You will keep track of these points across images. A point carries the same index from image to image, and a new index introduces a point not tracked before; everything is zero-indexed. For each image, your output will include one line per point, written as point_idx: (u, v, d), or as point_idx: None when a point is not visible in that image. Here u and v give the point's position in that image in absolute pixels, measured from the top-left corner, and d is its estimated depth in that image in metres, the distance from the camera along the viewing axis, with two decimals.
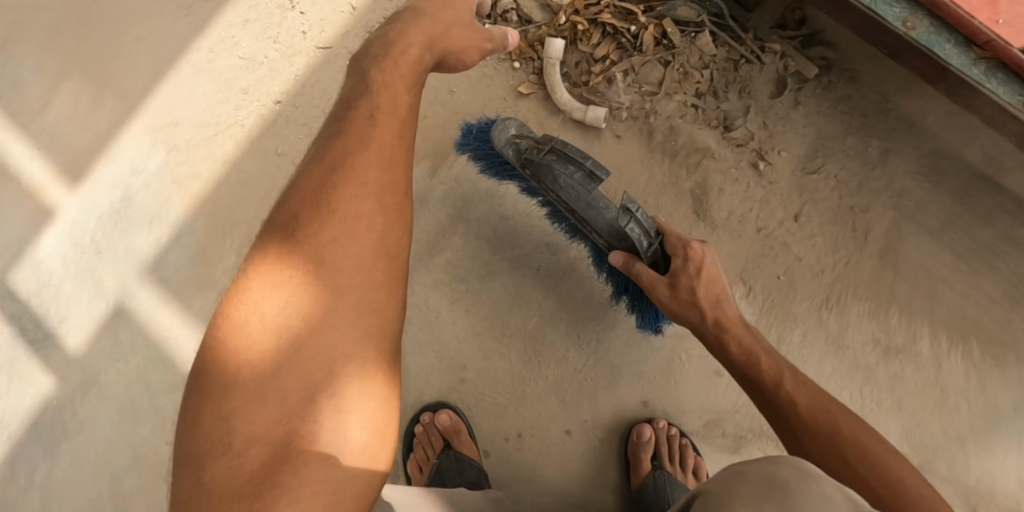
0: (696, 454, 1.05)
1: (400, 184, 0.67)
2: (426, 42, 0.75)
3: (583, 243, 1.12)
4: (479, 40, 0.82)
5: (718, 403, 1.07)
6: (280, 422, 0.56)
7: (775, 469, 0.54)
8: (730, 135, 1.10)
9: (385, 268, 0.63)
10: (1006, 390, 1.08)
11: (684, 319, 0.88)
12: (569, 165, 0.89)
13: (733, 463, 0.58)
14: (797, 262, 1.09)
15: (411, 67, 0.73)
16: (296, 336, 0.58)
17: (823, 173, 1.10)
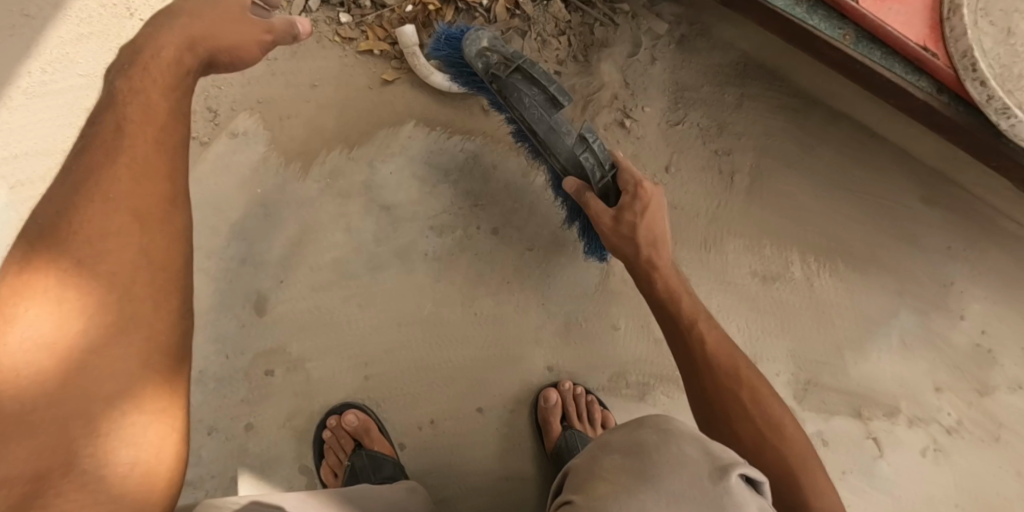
0: (602, 408, 1.09)
1: (166, 192, 0.68)
2: (183, 42, 0.75)
3: (467, 221, 1.12)
4: (255, 32, 0.80)
5: (620, 356, 1.11)
6: (30, 456, 0.55)
7: (639, 435, 0.65)
8: (594, 97, 1.12)
9: (145, 285, 0.64)
10: (875, 299, 1.18)
11: (620, 251, 0.94)
12: (534, 84, 0.91)
13: (605, 434, 0.69)
14: (674, 210, 1.14)
15: (165, 69, 0.74)
16: (46, 368, 0.57)
17: (687, 123, 1.15)
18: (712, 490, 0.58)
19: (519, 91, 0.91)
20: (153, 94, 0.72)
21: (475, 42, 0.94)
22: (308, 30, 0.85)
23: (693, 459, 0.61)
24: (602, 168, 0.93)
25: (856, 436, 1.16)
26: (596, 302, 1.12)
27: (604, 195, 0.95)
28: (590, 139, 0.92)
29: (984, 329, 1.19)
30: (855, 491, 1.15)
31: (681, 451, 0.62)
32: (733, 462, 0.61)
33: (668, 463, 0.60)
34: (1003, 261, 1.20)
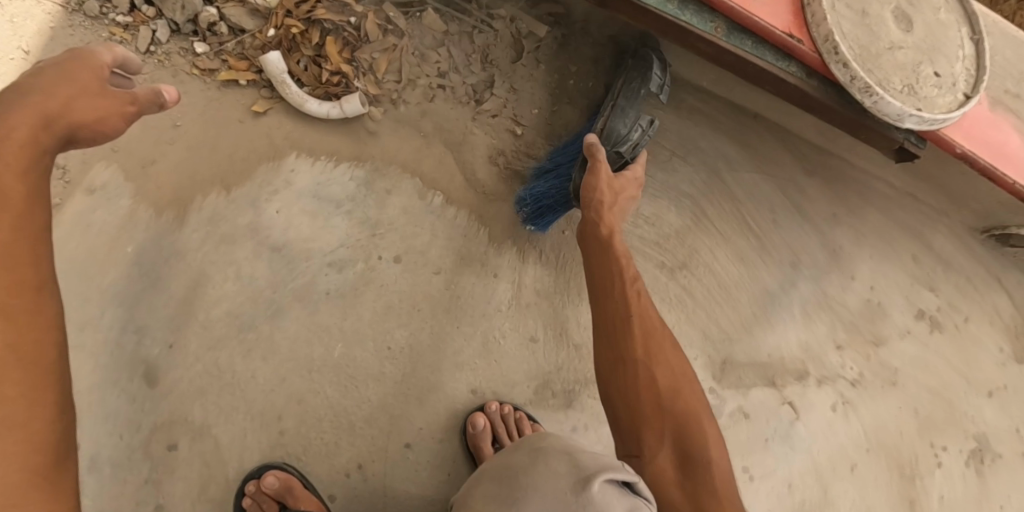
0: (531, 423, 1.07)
1: (30, 278, 0.56)
2: (39, 121, 0.61)
3: (367, 251, 1.06)
4: (118, 103, 0.68)
5: (542, 366, 1.10)
6: None
7: (519, 460, 0.76)
8: (483, 107, 1.09)
9: (21, 384, 0.54)
10: (773, 271, 1.24)
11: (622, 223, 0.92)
12: (624, 118, 1.02)
13: (504, 460, 0.79)
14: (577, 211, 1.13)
15: (20, 151, 0.58)
16: None
17: (579, 123, 1.14)
18: (571, 503, 0.67)
19: (629, 79, 1.03)
20: (6, 181, 0.57)
21: (654, 46, 1.07)
22: (175, 96, 0.73)
23: (560, 475, 0.72)
24: (631, 148, 1.02)
25: (773, 405, 1.22)
26: (511, 317, 1.09)
27: (613, 159, 1.01)
28: (640, 125, 1.02)
29: (871, 286, 1.30)
30: (779, 456, 1.21)
31: (551, 470, 0.72)
32: (595, 471, 0.70)
33: (537, 484, 0.71)
34: (879, 221, 1.31)
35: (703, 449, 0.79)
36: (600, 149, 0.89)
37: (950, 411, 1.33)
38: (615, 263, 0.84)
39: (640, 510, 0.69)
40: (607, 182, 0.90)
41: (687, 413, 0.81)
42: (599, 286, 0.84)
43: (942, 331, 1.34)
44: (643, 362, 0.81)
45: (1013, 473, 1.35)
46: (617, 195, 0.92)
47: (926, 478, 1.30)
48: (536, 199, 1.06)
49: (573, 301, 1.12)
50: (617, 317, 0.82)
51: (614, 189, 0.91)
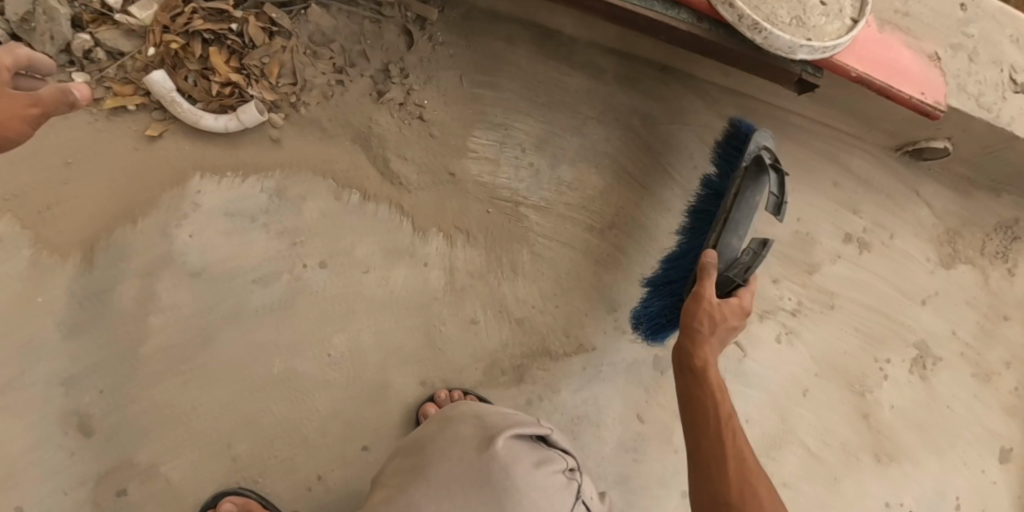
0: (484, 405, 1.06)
1: None
2: None
3: (291, 261, 1.04)
4: (13, 104, 0.66)
5: (487, 347, 1.10)
6: None
7: (426, 432, 0.83)
8: (387, 97, 1.07)
9: None
10: None
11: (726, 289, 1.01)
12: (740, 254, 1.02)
13: (415, 433, 0.86)
14: (498, 187, 1.12)
15: None
16: None
17: (486, 100, 1.13)
18: (483, 459, 0.75)
19: (743, 187, 1.03)
20: None
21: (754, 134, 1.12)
22: (88, 96, 0.70)
23: (466, 437, 0.79)
24: (744, 270, 1.00)
25: (719, 347, 1.24)
26: (448, 302, 1.09)
27: (724, 283, 1.01)
28: (752, 247, 1.00)
29: (797, 216, 1.34)
30: (733, 394, 1.24)
31: (459, 433, 0.80)
32: (502, 430, 0.79)
33: (445, 448, 0.78)
34: (796, 153, 1.34)
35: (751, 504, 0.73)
36: (706, 277, 0.95)
37: (889, 325, 1.38)
38: (709, 396, 0.85)
39: (549, 460, 0.79)
40: (707, 310, 0.93)
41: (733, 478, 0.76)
42: (699, 396, 0.86)
43: (871, 250, 1.39)
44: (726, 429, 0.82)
45: (955, 372, 1.41)
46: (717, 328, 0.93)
47: (875, 391, 1.35)
48: (653, 318, 1.15)
49: (508, 277, 1.12)
50: (707, 435, 0.82)
51: (714, 317, 0.93)
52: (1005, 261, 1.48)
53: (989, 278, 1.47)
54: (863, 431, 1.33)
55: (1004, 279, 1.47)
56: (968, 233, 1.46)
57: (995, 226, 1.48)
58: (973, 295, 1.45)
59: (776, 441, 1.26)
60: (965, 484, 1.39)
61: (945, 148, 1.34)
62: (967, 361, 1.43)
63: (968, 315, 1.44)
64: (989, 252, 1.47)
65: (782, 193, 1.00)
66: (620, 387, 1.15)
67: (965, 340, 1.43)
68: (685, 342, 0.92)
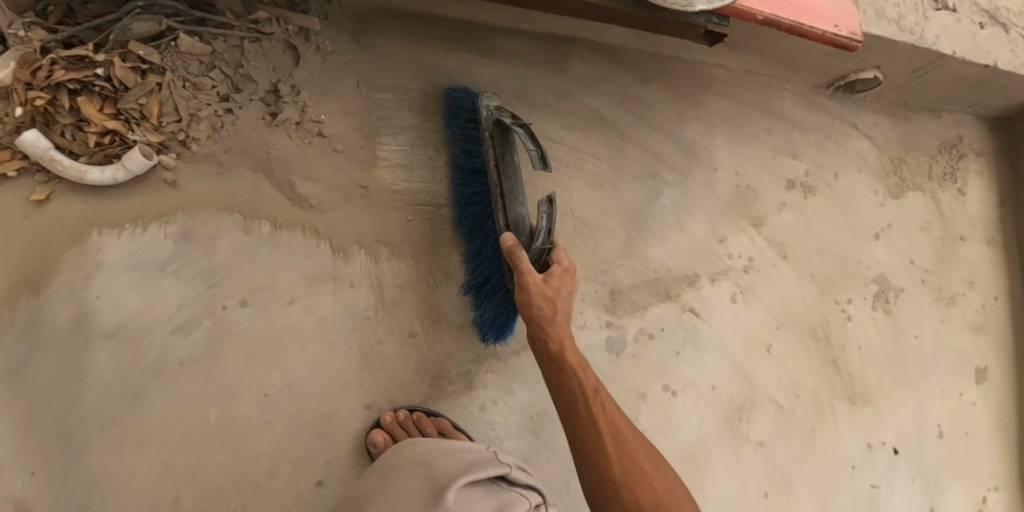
0: (432, 419, 1.02)
1: None
2: None
3: (210, 304, 0.99)
4: None
5: (430, 359, 1.05)
6: None
7: (376, 479, 0.83)
8: (281, 118, 1.01)
9: None
10: (639, 187, 1.21)
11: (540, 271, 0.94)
12: (522, 232, 0.96)
13: (368, 472, 0.87)
14: (416, 193, 1.08)
15: None
16: None
17: (389, 105, 1.08)
18: None
19: (500, 153, 0.98)
20: None
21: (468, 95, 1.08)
22: None
23: (414, 490, 0.77)
24: (546, 236, 0.94)
25: (674, 318, 1.19)
26: (382, 320, 1.04)
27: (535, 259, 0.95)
28: (542, 211, 0.93)
29: (737, 170, 1.29)
30: (694, 363, 1.20)
31: (404, 488, 0.79)
32: (451, 479, 0.76)
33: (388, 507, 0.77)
34: (726, 108, 1.31)
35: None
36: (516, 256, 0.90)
37: (847, 265, 1.36)
38: (571, 375, 0.85)
39: (508, 505, 0.76)
40: (538, 292, 0.89)
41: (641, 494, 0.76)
42: (565, 371, 0.86)
43: (817, 193, 1.36)
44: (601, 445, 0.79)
45: (918, 300, 1.41)
46: (553, 300, 0.90)
47: (841, 335, 1.33)
48: (490, 322, 1.06)
49: (441, 284, 1.08)
50: (592, 429, 0.81)
51: (546, 294, 0.90)
52: (953, 182, 1.48)
53: (939, 202, 1.47)
54: (831, 377, 1.31)
55: (954, 200, 1.48)
56: (912, 160, 1.46)
57: (937, 149, 1.48)
58: (925, 221, 1.45)
59: (747, 402, 1.23)
60: (944, 411, 1.38)
61: (876, 78, 1.32)
62: (928, 288, 1.42)
63: (924, 241, 1.44)
64: (936, 175, 1.48)
65: (539, 145, 0.95)
66: None
67: (924, 267, 1.43)
68: (532, 330, 0.89)
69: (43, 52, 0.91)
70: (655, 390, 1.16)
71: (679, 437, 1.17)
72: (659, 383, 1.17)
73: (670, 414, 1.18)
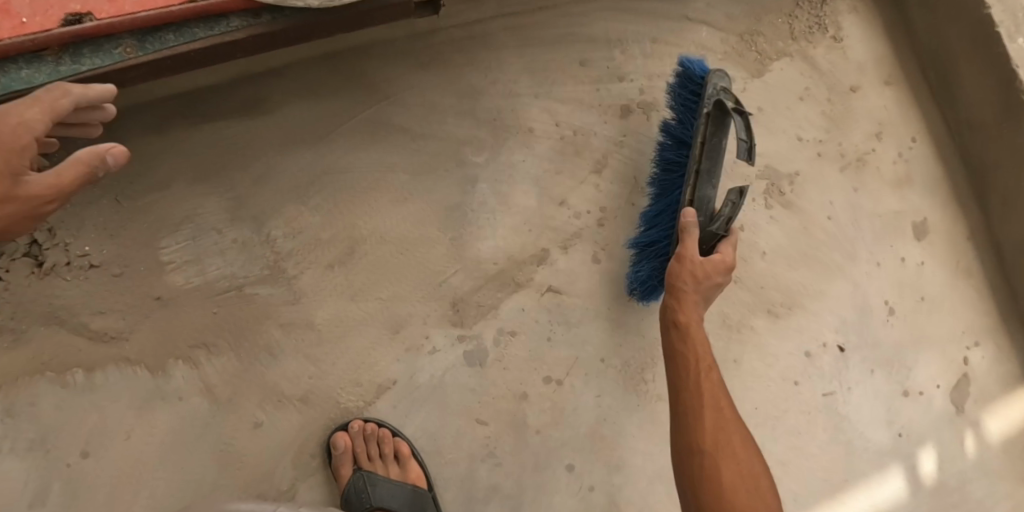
0: (393, 438, 1.02)
1: None
2: None
3: (52, 466, 0.99)
4: None
5: (285, 441, 1.02)
6: None
7: None
8: (49, 264, 0.99)
9: None
10: (451, 183, 1.11)
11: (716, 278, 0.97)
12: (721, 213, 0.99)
13: None
14: (211, 283, 1.03)
15: None
16: None
17: (152, 206, 1.04)
18: None
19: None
20: None
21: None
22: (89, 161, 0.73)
23: None
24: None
25: (534, 304, 1.10)
26: (223, 421, 1.01)
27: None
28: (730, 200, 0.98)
29: (556, 120, 1.17)
30: (571, 341, 1.10)
31: None
32: None
33: None
34: (527, 59, 1.18)
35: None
36: (726, 246, 1.00)
37: (720, 171, 1.21)
38: (708, 372, 0.90)
39: None
40: (692, 268, 0.96)
41: (734, 461, 0.83)
42: (680, 341, 0.94)
43: (660, 107, 1.21)
44: (716, 458, 0.83)
45: (819, 177, 1.25)
46: (699, 285, 0.96)
47: (737, 249, 1.20)
48: (643, 282, 1.08)
49: (268, 363, 1.03)
50: (691, 376, 0.90)
51: (698, 275, 0.96)
52: (823, 32, 1.30)
53: (813, 60, 1.30)
54: (738, 296, 1.19)
55: (829, 52, 1.30)
56: (766, 28, 1.28)
57: (793, 3, 1.30)
58: (803, 88, 1.28)
59: (647, 360, 1.13)
60: (885, 286, 1.25)
61: None
62: (828, 160, 1.26)
63: (808, 111, 1.28)
64: (801, 32, 1.30)
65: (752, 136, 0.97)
66: (443, 403, 1.05)
67: (815, 139, 1.27)
68: (668, 302, 0.97)
69: None
70: (535, 385, 1.08)
71: (579, 423, 1.09)
72: (539, 376, 1.08)
73: (562, 405, 1.09)
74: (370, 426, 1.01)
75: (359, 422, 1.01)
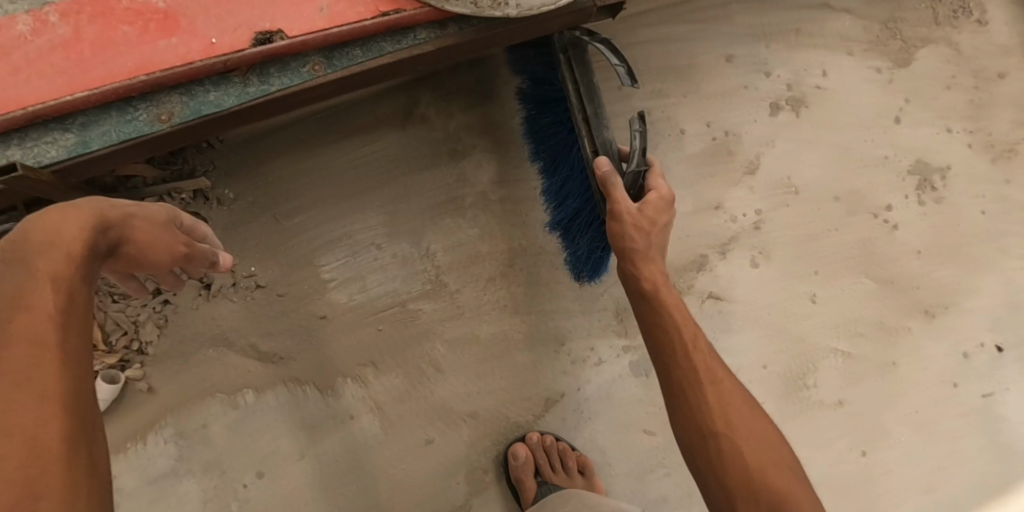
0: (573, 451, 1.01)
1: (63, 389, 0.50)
2: None
3: (228, 488, 0.99)
4: None
5: (454, 459, 1.01)
6: None
7: None
8: (216, 287, 0.98)
9: None
10: None
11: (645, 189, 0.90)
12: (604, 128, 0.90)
13: None
14: (373, 302, 1.01)
15: None
16: None
17: (310, 225, 1.01)
18: None
19: (577, 76, 0.90)
20: None
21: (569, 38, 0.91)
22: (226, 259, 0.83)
23: None
24: (642, 160, 0.89)
25: (694, 313, 1.09)
26: (395, 439, 1.00)
27: (632, 183, 0.90)
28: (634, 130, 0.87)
29: (706, 121, 1.13)
30: (731, 349, 1.09)
31: None
32: None
33: None
34: (668, 58, 1.14)
35: (771, 470, 0.70)
36: (611, 189, 0.86)
37: (867, 166, 1.17)
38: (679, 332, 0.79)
39: None
40: (631, 220, 0.85)
41: (755, 421, 0.74)
42: (656, 326, 0.81)
43: (808, 104, 1.17)
44: (725, 406, 0.74)
45: (970, 170, 1.21)
46: (648, 233, 0.85)
47: (890, 249, 1.15)
48: (585, 259, 1.00)
49: (437, 381, 1.01)
50: (681, 364, 0.77)
51: (641, 225, 0.85)
52: (967, 15, 1.24)
53: (959, 45, 1.23)
54: (894, 298, 1.15)
55: (975, 36, 1.24)
56: (908, 13, 1.22)
57: None
58: (950, 76, 1.22)
59: (806, 366, 1.11)
60: None
61: None
62: (979, 151, 1.21)
63: (954, 99, 1.22)
64: (945, 16, 1.23)
65: (625, 60, 0.91)
66: (610, 417, 1.04)
67: (964, 130, 1.21)
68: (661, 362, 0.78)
69: None
70: None
71: None
72: None
73: None
74: (548, 438, 1.00)
75: (537, 434, 1.00)
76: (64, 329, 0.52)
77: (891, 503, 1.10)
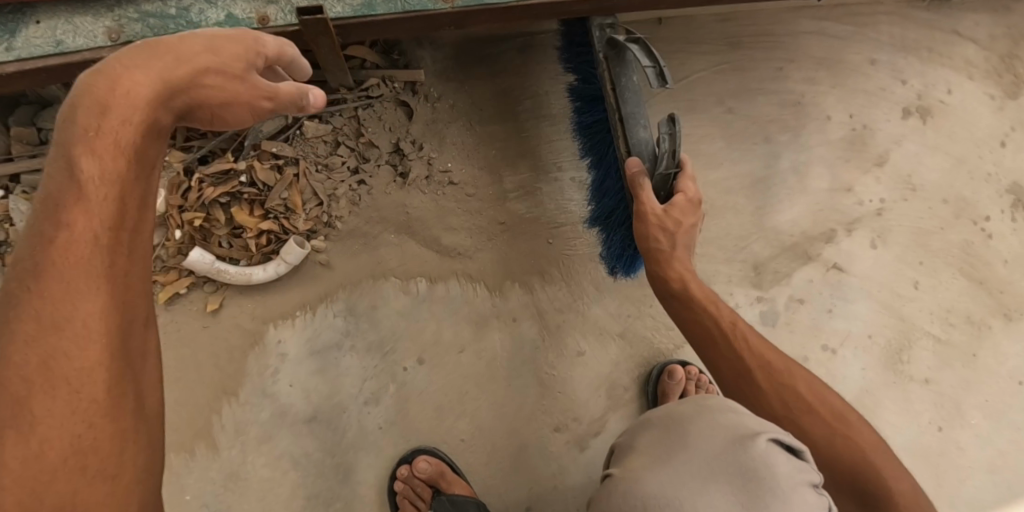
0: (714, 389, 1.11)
1: (111, 259, 0.53)
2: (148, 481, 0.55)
3: (387, 369, 1.03)
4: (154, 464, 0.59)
5: (601, 373, 1.09)
6: None
7: None
8: (413, 175, 1.02)
9: None
10: (756, 158, 1.20)
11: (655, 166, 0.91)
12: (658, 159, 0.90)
13: None
14: (549, 218, 1.09)
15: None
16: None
17: (502, 136, 1.08)
18: None
19: (616, 74, 0.92)
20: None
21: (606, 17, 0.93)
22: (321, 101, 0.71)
23: None
24: (671, 158, 0.89)
25: (820, 278, 1.21)
26: (550, 345, 1.08)
27: (660, 183, 0.92)
28: (663, 131, 0.88)
29: (851, 113, 1.25)
30: (847, 316, 1.22)
31: None
32: None
33: None
34: (825, 50, 1.25)
35: (838, 424, 0.82)
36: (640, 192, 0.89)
37: (975, 179, 1.30)
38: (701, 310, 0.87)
39: None
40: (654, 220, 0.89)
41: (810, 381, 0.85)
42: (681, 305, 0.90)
43: (932, 116, 1.29)
44: (775, 376, 0.84)
45: None
46: (670, 232, 0.90)
47: (984, 254, 1.29)
48: (618, 255, 1.08)
49: (595, 298, 1.10)
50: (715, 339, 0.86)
51: (664, 224, 0.90)
52: None
53: None
54: (980, 297, 1.28)
55: None
56: None
57: None
58: None
59: (905, 342, 1.24)
60: None
61: None
62: None
63: None
64: None
65: (658, 61, 0.85)
66: None
67: None
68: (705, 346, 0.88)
69: (185, 172, 0.96)
70: (816, 352, 1.20)
71: (846, 391, 1.20)
72: (818, 344, 1.20)
73: (831, 370, 1.20)
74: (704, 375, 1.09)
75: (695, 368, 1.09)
76: (116, 187, 0.54)
77: (960, 476, 1.22)
